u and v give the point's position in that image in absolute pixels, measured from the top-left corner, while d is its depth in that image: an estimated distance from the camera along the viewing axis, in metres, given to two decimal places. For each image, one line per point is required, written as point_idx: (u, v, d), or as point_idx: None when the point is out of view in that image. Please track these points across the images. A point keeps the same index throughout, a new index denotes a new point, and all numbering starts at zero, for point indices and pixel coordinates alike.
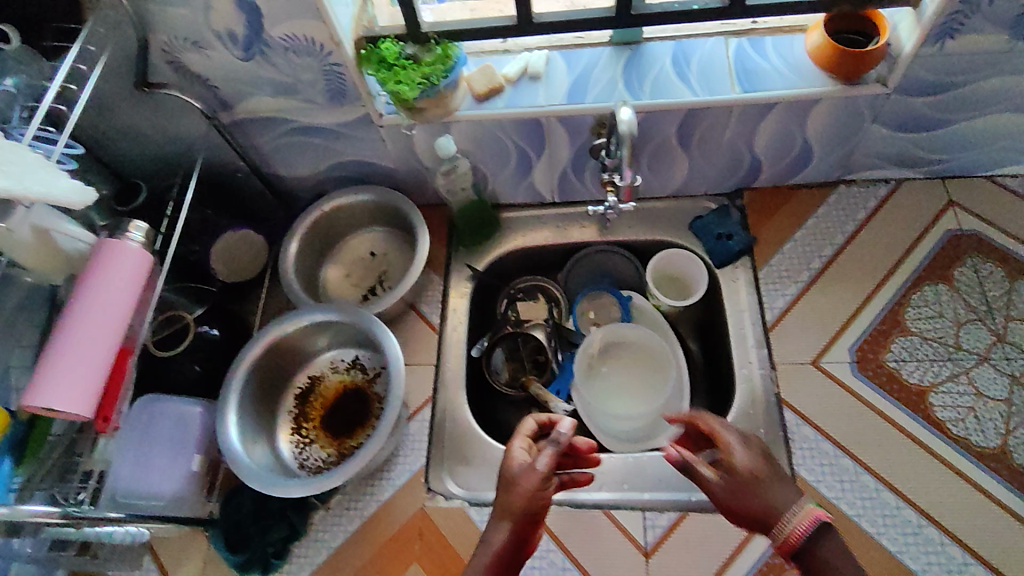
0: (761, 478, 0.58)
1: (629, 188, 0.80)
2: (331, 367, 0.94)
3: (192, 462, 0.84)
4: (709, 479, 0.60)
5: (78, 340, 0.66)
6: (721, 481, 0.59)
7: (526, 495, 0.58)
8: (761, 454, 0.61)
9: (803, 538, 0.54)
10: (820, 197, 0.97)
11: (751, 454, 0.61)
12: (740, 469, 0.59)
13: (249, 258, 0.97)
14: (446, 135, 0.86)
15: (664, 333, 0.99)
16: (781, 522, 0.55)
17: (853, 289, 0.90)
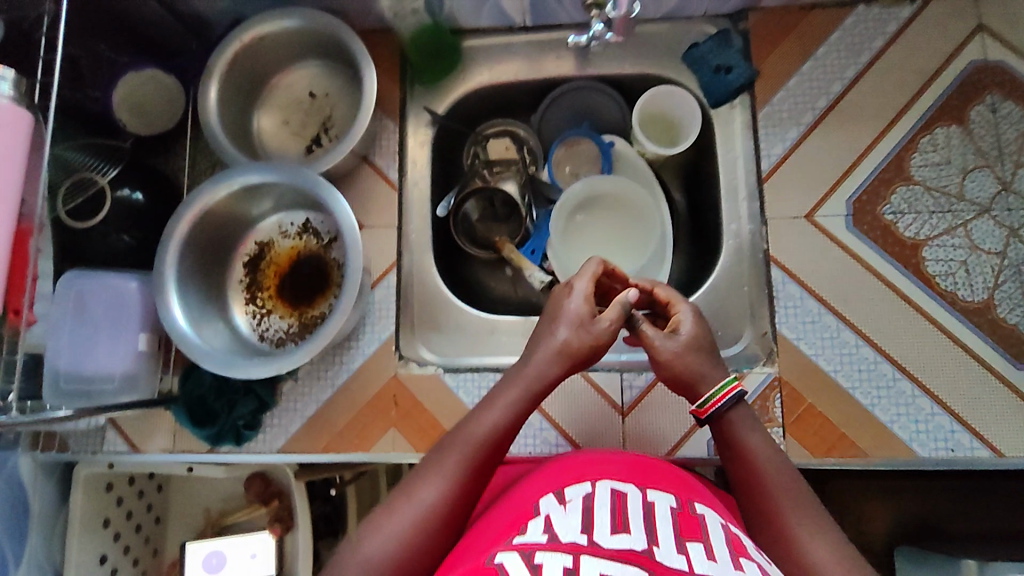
0: (700, 349, 0.66)
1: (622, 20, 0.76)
2: (281, 231, 0.85)
3: (138, 342, 0.76)
4: (649, 345, 0.67)
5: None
6: (666, 342, 0.66)
7: (592, 344, 0.64)
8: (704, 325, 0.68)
9: (718, 408, 0.63)
10: (834, 21, 0.83)
11: (697, 325, 0.67)
12: (683, 342, 0.66)
13: (161, 102, 0.81)
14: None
15: (646, 184, 0.91)
16: (703, 393, 0.64)
17: (859, 133, 0.81)
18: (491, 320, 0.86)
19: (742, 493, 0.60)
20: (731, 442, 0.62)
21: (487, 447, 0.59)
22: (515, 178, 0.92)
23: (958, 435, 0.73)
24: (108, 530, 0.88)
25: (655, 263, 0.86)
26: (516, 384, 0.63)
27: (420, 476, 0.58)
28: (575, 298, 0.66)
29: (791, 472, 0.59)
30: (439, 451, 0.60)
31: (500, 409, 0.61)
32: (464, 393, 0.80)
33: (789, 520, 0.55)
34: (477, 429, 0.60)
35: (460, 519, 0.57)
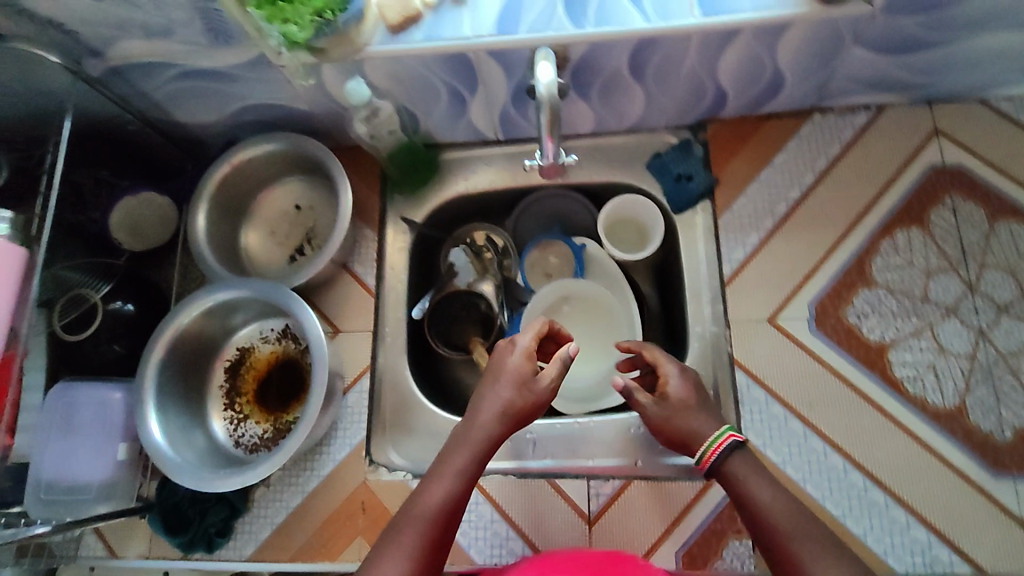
0: (690, 407, 0.67)
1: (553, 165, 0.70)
2: (260, 337, 0.89)
3: (118, 451, 0.79)
4: (644, 403, 0.68)
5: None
6: (654, 407, 0.68)
7: (533, 401, 0.65)
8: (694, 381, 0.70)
9: (714, 460, 0.62)
10: (791, 129, 0.86)
11: (685, 383, 0.69)
12: (673, 397, 0.68)
13: (155, 221, 0.88)
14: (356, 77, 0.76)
15: (615, 284, 0.93)
16: (698, 447, 0.64)
17: (819, 237, 0.82)
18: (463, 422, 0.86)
19: (755, 537, 0.59)
20: (737, 489, 0.61)
21: (442, 515, 0.58)
22: (490, 279, 0.95)
23: (935, 549, 0.70)
24: None
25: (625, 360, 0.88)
26: (463, 449, 0.62)
27: (378, 555, 0.56)
28: (515, 358, 0.68)
29: (801, 512, 0.57)
30: (396, 527, 0.58)
31: (451, 477, 0.61)
32: None
33: (805, 560, 0.54)
34: (429, 500, 0.59)
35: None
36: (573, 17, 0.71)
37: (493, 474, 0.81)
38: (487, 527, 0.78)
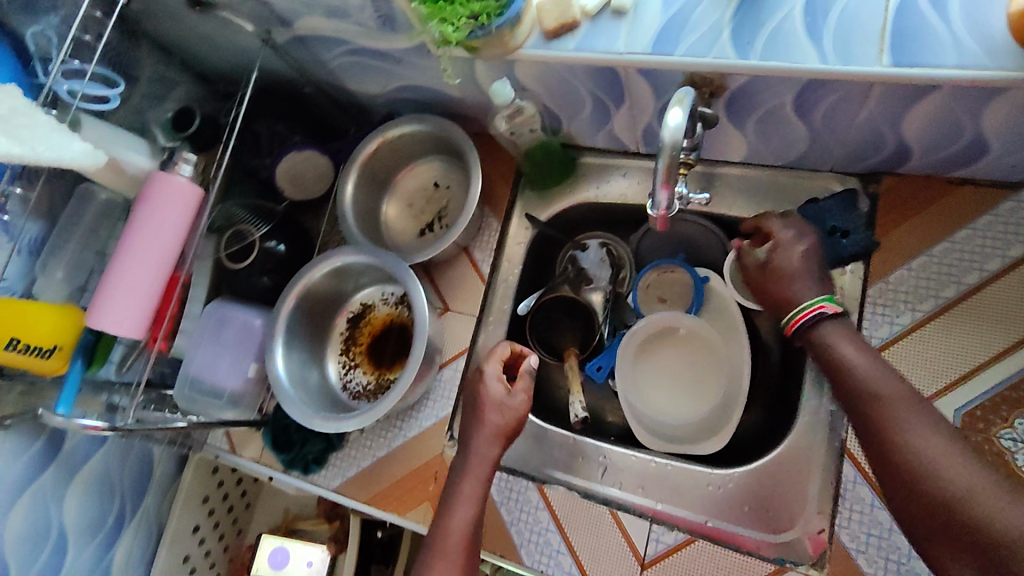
0: (784, 275, 0.75)
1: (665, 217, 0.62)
2: (382, 298, 0.97)
3: (249, 369, 0.92)
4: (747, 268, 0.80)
5: (128, 269, 0.73)
6: (755, 262, 0.78)
7: (514, 419, 0.74)
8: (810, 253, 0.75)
9: (803, 323, 0.70)
10: (987, 201, 0.73)
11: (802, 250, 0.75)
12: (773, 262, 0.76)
13: (314, 176, 0.98)
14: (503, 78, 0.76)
15: (731, 326, 0.87)
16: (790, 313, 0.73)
17: (987, 337, 0.70)
18: (541, 427, 0.88)
19: (860, 415, 0.62)
20: (836, 362, 0.65)
21: (464, 543, 0.68)
22: (601, 291, 0.94)
23: None
24: (205, 505, 1.07)
25: (725, 408, 0.83)
26: (470, 477, 0.72)
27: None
28: (490, 383, 0.75)
29: (892, 378, 0.61)
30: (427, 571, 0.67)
31: (464, 507, 0.70)
32: (496, 492, 0.84)
33: (890, 423, 0.58)
34: (454, 528, 0.69)
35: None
36: (738, 45, 0.65)
37: (558, 484, 0.84)
38: (541, 535, 0.81)
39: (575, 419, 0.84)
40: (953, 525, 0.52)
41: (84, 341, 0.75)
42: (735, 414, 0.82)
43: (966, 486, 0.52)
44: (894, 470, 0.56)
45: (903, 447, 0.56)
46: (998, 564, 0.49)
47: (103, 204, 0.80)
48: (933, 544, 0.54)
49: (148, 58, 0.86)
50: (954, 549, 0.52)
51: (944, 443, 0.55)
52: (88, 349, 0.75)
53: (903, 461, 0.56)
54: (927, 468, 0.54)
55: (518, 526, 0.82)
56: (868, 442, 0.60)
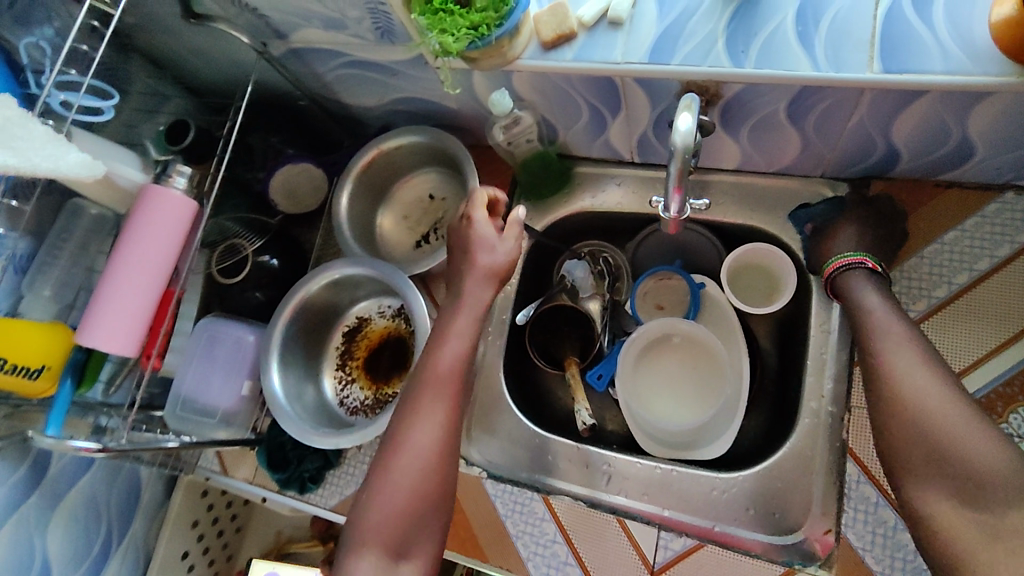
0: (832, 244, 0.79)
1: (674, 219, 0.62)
2: (379, 311, 0.96)
3: (243, 387, 0.90)
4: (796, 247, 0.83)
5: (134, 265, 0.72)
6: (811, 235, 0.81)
7: (507, 259, 0.76)
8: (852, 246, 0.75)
9: (835, 268, 0.75)
10: (973, 204, 0.75)
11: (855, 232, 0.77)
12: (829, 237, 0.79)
13: (309, 190, 0.98)
14: (502, 89, 0.78)
15: (728, 333, 0.89)
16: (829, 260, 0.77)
17: (978, 336, 0.72)
18: (544, 437, 0.87)
19: (864, 345, 0.68)
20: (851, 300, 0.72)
21: (452, 380, 0.70)
22: (599, 299, 0.94)
23: None
24: (195, 530, 1.04)
25: (726, 414, 0.84)
26: (464, 316, 0.73)
27: (404, 426, 0.67)
28: (473, 224, 0.76)
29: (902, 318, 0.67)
30: (416, 400, 0.69)
31: (456, 341, 0.72)
32: (500, 503, 0.84)
33: (890, 352, 0.64)
34: (442, 364, 0.70)
35: (448, 454, 0.67)
36: (733, 54, 0.66)
37: (564, 494, 0.83)
38: (549, 546, 0.81)
39: (581, 426, 0.84)
40: (919, 436, 0.58)
41: (74, 362, 0.72)
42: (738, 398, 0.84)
43: (936, 406, 0.59)
44: (881, 392, 0.63)
45: (890, 373, 0.63)
46: (956, 475, 0.55)
47: (93, 218, 0.78)
48: (896, 454, 0.60)
49: (139, 71, 0.85)
50: (914, 458, 0.58)
51: (931, 376, 0.61)
52: (77, 369, 0.73)
53: (888, 386, 0.63)
54: (914, 392, 0.60)
55: (523, 539, 0.82)
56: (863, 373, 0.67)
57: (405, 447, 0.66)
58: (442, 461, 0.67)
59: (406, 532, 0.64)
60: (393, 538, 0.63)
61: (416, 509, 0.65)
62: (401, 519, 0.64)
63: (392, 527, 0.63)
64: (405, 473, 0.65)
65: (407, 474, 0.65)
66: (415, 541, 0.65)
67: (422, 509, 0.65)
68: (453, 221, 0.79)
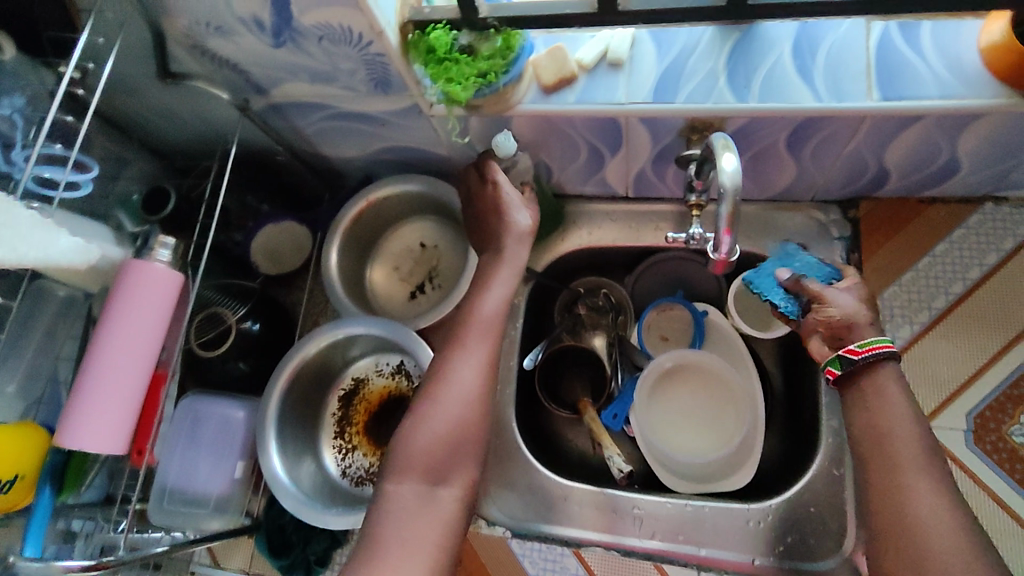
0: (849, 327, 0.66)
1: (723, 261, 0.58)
2: (376, 370, 0.90)
3: (235, 469, 0.82)
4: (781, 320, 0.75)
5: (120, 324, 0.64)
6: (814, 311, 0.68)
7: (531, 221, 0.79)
8: (860, 302, 0.67)
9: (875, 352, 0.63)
10: (957, 217, 0.79)
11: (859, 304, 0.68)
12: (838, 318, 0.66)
13: (290, 248, 0.93)
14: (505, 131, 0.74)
15: (737, 359, 0.89)
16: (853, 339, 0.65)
17: (980, 342, 0.75)
18: (566, 486, 0.82)
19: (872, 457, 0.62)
20: (868, 384, 0.64)
21: (494, 321, 0.72)
22: (604, 335, 0.93)
23: None
24: None
25: (748, 442, 0.83)
26: (506, 267, 0.75)
27: (446, 362, 0.69)
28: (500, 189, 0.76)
29: (922, 430, 0.60)
30: (460, 337, 0.70)
31: (497, 293, 0.73)
32: (529, 562, 0.83)
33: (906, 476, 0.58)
34: (485, 307, 0.72)
35: (485, 393, 0.68)
36: (736, 89, 0.68)
37: (594, 544, 0.80)
38: None
39: (620, 474, 0.81)
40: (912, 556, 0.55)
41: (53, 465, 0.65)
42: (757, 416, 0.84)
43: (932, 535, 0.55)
44: (884, 498, 0.58)
45: (900, 485, 0.58)
46: None
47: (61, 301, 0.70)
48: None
49: (100, 135, 0.78)
50: None
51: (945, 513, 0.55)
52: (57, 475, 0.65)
53: (896, 497, 0.58)
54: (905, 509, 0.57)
55: None
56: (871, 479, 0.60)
57: (447, 379, 0.67)
58: (483, 392, 0.68)
59: (446, 456, 0.64)
60: (434, 458, 0.63)
61: (456, 437, 0.65)
62: (442, 442, 0.65)
63: (433, 447, 0.64)
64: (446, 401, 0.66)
65: (450, 402, 0.66)
66: (456, 466, 0.65)
67: (462, 438, 0.66)
68: (474, 181, 0.79)
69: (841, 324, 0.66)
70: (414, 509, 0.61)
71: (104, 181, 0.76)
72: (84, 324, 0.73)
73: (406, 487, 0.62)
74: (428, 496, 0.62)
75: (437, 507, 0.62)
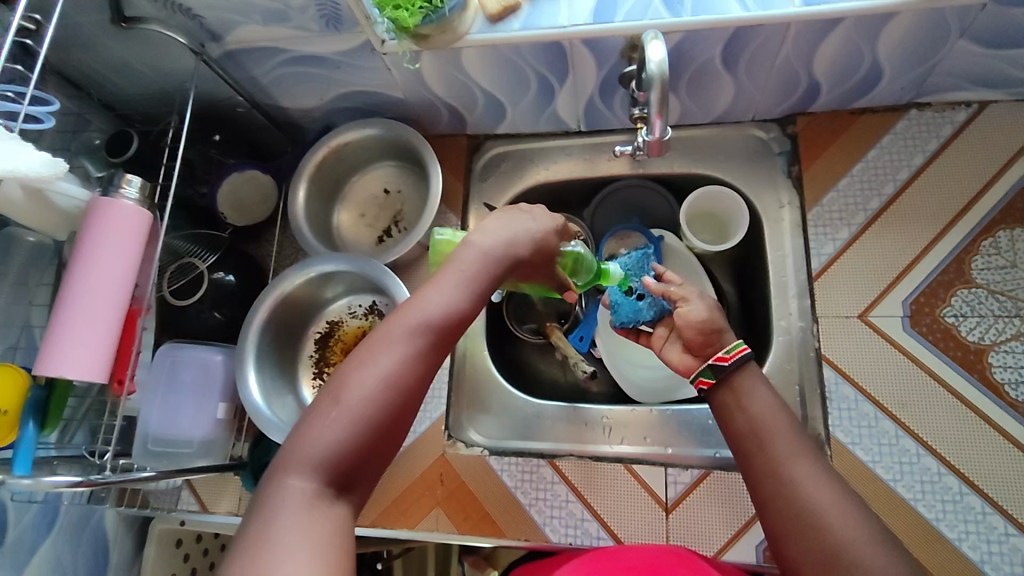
0: (717, 329, 0.67)
1: (658, 142, 0.64)
2: (349, 312, 0.93)
3: (218, 409, 0.84)
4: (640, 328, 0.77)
5: (94, 278, 0.66)
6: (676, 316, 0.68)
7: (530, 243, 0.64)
8: (714, 305, 0.69)
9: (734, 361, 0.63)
10: (885, 124, 0.85)
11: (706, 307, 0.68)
12: (698, 322, 0.67)
13: (258, 199, 0.94)
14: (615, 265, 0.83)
15: (695, 274, 0.93)
16: (717, 348, 0.66)
17: (912, 235, 0.80)
18: (539, 405, 0.87)
19: (741, 452, 0.60)
20: (740, 386, 0.63)
21: (439, 317, 0.56)
22: None
23: None
24: None
25: None
26: (464, 264, 0.59)
27: (357, 360, 0.53)
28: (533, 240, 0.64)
29: (773, 410, 0.60)
30: (384, 327, 0.55)
31: (447, 290, 0.57)
32: (508, 476, 0.82)
33: (780, 453, 0.57)
34: (427, 298, 0.56)
35: (403, 403, 0.53)
36: (670, 6, 0.72)
37: (568, 455, 0.83)
38: (564, 507, 0.79)
39: (585, 374, 0.92)
40: (814, 547, 0.51)
41: (35, 399, 0.66)
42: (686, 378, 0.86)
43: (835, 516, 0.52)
44: (772, 498, 0.55)
45: (788, 476, 0.55)
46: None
47: (32, 247, 0.73)
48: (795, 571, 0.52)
49: (58, 91, 0.80)
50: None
51: (833, 492, 0.53)
52: (39, 409, 0.67)
53: (782, 487, 0.55)
54: (793, 487, 0.54)
55: (537, 506, 0.80)
56: (754, 475, 0.57)
57: (363, 372, 0.52)
58: (393, 398, 0.52)
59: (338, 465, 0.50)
60: (338, 465, 0.50)
61: (368, 444, 0.51)
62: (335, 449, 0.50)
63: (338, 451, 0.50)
64: (358, 401, 0.51)
65: (353, 408, 0.51)
66: (364, 472, 0.52)
67: (378, 445, 0.52)
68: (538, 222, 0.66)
69: (708, 331, 0.67)
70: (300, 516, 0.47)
71: (65, 133, 0.78)
72: (57, 272, 0.75)
73: (292, 492, 0.49)
74: (322, 506, 0.49)
75: (330, 520, 0.48)
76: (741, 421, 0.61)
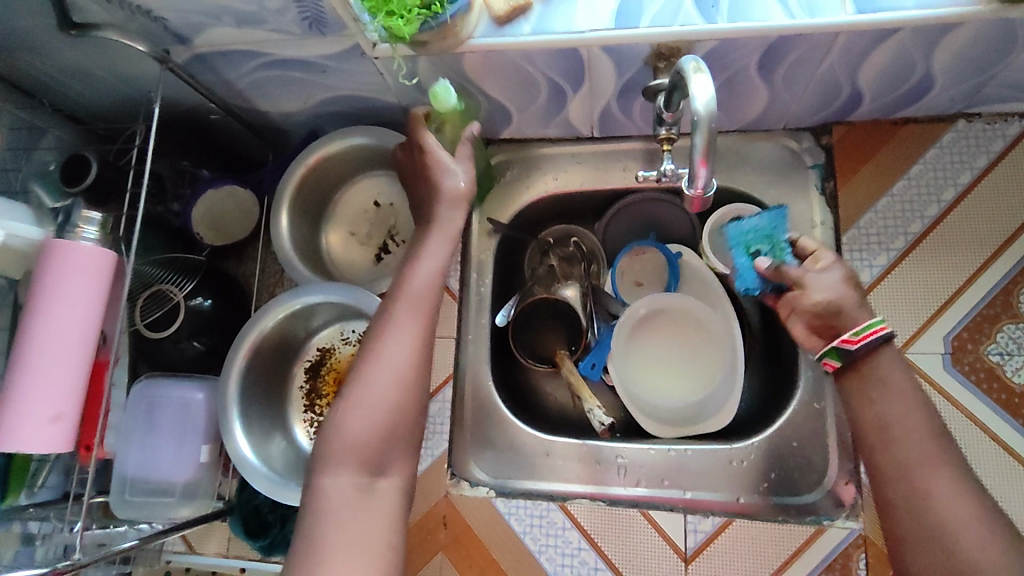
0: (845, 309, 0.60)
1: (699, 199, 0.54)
2: (341, 338, 0.85)
3: (200, 453, 0.77)
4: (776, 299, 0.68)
5: (46, 342, 0.58)
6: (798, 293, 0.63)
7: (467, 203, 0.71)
8: (842, 282, 0.62)
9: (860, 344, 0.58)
10: (930, 136, 0.77)
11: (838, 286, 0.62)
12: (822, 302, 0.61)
13: (236, 215, 0.85)
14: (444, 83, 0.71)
15: (713, 299, 0.86)
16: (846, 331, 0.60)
17: (956, 264, 0.74)
18: (548, 441, 0.80)
19: (870, 448, 0.56)
20: (869, 375, 0.58)
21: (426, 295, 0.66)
22: (576, 285, 0.89)
23: None
24: None
25: (726, 387, 0.82)
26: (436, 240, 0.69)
27: (372, 347, 0.63)
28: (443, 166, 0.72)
29: (900, 407, 0.55)
30: (389, 312, 0.65)
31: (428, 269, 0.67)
32: (515, 520, 0.78)
33: (911, 458, 0.53)
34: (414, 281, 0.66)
35: (418, 377, 0.63)
36: (702, 10, 0.63)
37: (580, 498, 0.78)
38: (575, 555, 0.75)
39: (600, 428, 0.81)
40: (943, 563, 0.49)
41: None
42: (709, 413, 0.82)
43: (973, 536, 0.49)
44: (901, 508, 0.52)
45: (920, 482, 0.52)
46: None
47: None
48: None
49: (4, 101, 0.70)
50: None
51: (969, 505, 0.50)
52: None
53: (913, 494, 0.52)
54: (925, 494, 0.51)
55: (547, 553, 0.76)
56: (884, 479, 0.54)
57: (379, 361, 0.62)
58: (412, 375, 0.62)
59: (380, 446, 0.60)
60: (373, 446, 0.60)
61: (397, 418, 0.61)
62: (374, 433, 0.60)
63: (372, 436, 0.60)
64: (382, 380, 0.61)
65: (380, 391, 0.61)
66: (395, 447, 0.61)
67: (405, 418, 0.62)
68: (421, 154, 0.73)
69: (828, 312, 0.61)
70: (353, 507, 0.57)
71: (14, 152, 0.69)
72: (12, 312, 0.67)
73: (340, 478, 0.58)
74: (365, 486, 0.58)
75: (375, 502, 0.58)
76: (870, 414, 0.56)
